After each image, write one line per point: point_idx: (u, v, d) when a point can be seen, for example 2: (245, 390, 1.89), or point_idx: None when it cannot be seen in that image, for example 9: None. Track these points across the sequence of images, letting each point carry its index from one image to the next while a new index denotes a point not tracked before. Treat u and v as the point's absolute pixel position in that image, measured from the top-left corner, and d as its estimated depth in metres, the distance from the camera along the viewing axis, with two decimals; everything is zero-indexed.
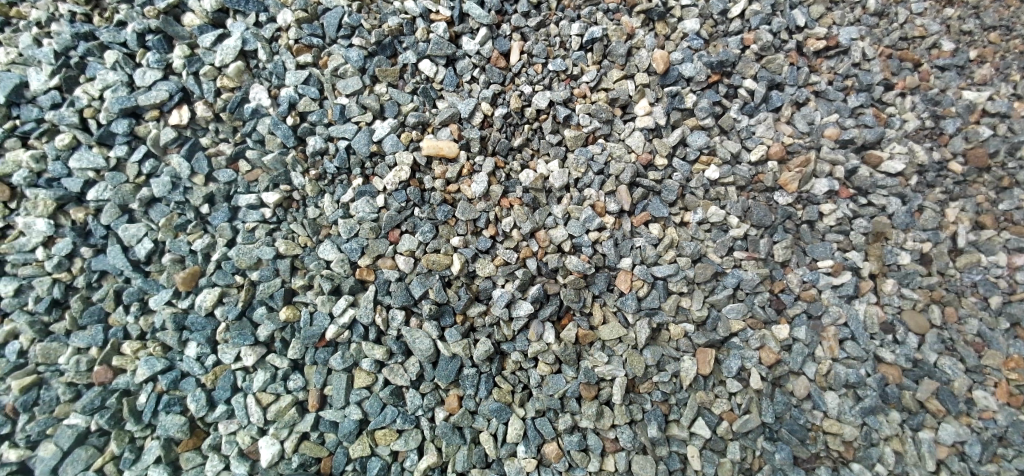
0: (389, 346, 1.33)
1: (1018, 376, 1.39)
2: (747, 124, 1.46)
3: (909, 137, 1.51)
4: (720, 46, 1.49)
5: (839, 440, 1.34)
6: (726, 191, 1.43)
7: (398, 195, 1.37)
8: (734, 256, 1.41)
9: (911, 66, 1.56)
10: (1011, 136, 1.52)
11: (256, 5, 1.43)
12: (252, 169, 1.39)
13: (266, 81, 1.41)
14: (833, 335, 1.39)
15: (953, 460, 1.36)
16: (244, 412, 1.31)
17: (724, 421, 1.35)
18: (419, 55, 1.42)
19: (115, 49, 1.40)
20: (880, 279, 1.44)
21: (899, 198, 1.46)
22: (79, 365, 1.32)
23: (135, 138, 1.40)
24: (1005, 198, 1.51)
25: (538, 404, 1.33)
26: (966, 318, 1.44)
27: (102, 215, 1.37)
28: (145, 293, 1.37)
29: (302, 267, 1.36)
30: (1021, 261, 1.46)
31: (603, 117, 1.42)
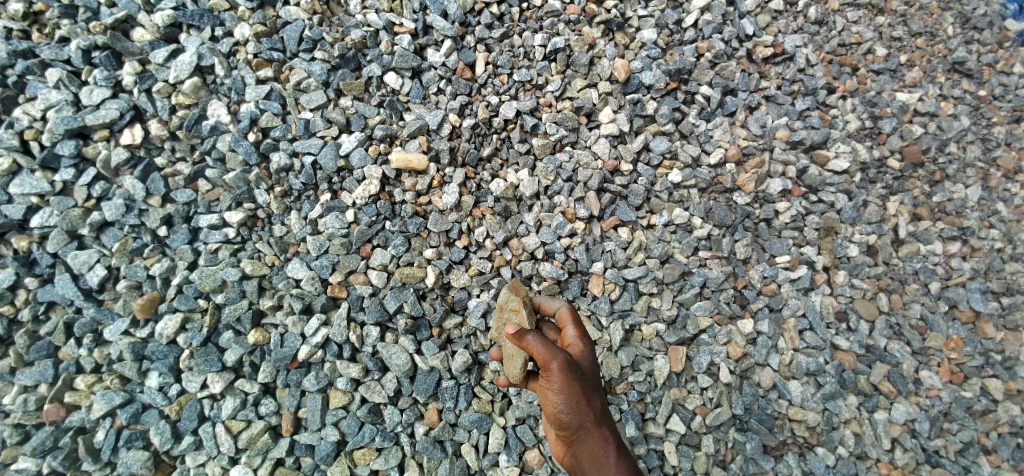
0: (364, 363, 1.30)
1: (957, 355, 1.50)
2: (705, 128, 1.52)
3: (851, 137, 1.60)
4: (676, 54, 1.55)
5: (804, 426, 1.41)
6: (688, 193, 1.48)
7: (368, 209, 1.35)
8: (699, 256, 1.46)
9: (849, 70, 1.66)
10: (940, 134, 1.65)
11: (211, 20, 1.38)
12: (212, 187, 1.34)
13: (224, 97, 1.36)
14: (793, 327, 1.46)
15: (906, 438, 1.43)
16: (213, 442, 1.25)
17: (698, 415, 1.38)
18: (384, 68, 1.42)
19: (58, 66, 1.33)
20: (832, 271, 1.52)
21: (845, 194, 1.55)
22: (28, 405, 1.23)
23: (82, 160, 1.33)
24: (938, 190, 1.62)
25: (518, 411, 1.31)
26: (910, 303, 1.53)
27: (49, 242, 1.29)
28: (99, 323, 1.29)
29: (270, 287, 1.32)
30: (955, 249, 1.58)
31: (569, 125, 1.45)
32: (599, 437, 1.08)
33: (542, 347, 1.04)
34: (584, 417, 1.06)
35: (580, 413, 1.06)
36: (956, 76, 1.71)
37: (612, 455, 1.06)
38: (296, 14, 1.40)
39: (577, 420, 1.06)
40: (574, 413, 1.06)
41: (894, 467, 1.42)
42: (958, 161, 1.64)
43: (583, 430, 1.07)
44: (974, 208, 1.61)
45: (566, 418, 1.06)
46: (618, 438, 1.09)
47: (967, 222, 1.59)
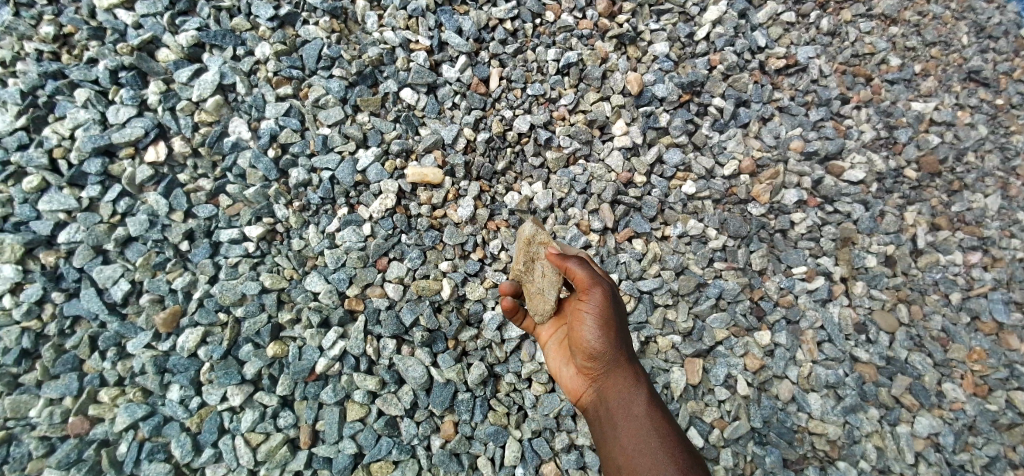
0: (381, 376, 1.31)
1: (980, 367, 1.47)
2: (718, 140, 1.52)
3: (866, 147, 1.60)
4: (689, 67, 1.56)
5: (824, 440, 1.38)
6: (703, 205, 1.48)
7: (385, 222, 1.37)
8: (714, 267, 1.46)
9: (863, 80, 1.65)
10: (957, 143, 1.63)
11: (233, 40, 1.42)
12: (233, 202, 1.37)
13: (245, 115, 1.39)
14: (811, 338, 1.44)
15: (930, 452, 1.40)
16: (233, 455, 1.26)
17: (716, 429, 1.36)
18: (400, 84, 1.44)
19: (86, 87, 1.37)
20: (850, 282, 1.51)
21: (861, 204, 1.54)
22: (53, 417, 1.25)
23: (108, 177, 1.36)
24: (957, 200, 1.60)
25: (534, 424, 1.31)
26: (931, 315, 1.51)
27: (75, 258, 1.32)
28: (122, 337, 1.32)
29: (289, 300, 1.34)
30: (976, 259, 1.56)
31: (582, 138, 1.47)
32: (625, 368, 1.10)
33: (585, 270, 1.10)
34: (616, 347, 1.09)
35: (614, 341, 1.09)
36: (972, 85, 1.70)
37: (636, 387, 1.08)
38: (315, 33, 1.44)
39: (610, 350, 1.09)
40: (609, 341, 1.08)
41: None
42: (976, 170, 1.62)
43: (611, 361, 1.10)
44: (993, 217, 1.59)
45: (601, 347, 1.08)
46: (642, 371, 1.12)
47: (987, 232, 1.57)
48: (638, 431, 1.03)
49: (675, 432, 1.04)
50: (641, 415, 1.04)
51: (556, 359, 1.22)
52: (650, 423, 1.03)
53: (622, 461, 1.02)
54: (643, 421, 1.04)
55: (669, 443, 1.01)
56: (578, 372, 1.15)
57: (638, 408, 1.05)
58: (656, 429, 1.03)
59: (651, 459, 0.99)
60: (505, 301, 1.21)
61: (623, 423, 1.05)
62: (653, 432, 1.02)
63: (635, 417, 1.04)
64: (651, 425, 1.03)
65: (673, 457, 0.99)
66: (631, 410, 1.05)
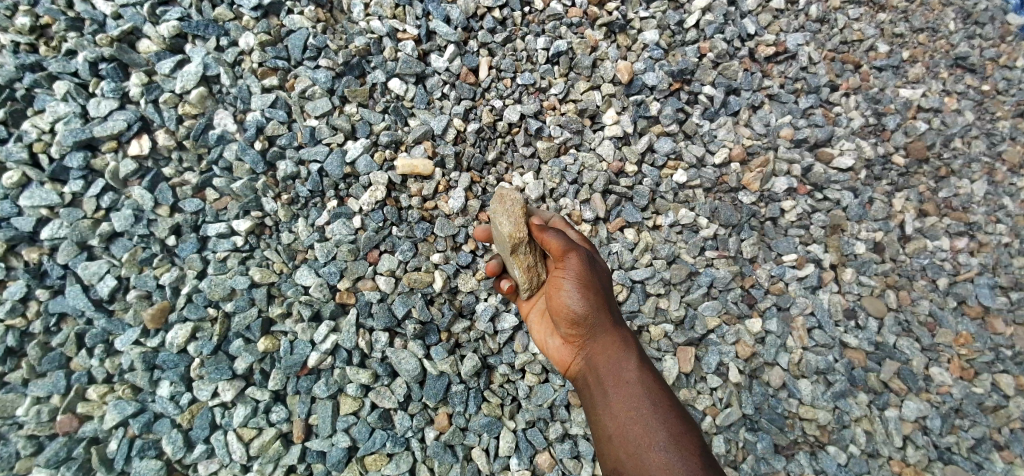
0: (374, 369, 1.30)
1: (966, 351, 1.49)
2: (709, 128, 1.52)
3: (855, 134, 1.60)
4: (679, 55, 1.55)
5: (814, 425, 1.40)
6: (694, 193, 1.48)
7: (375, 215, 1.35)
8: (706, 256, 1.46)
9: (852, 67, 1.66)
10: (944, 129, 1.64)
11: (216, 30, 1.39)
12: (220, 196, 1.35)
13: (230, 106, 1.37)
14: (801, 325, 1.46)
15: (918, 435, 1.43)
16: (225, 450, 1.25)
17: (708, 416, 1.38)
18: (388, 74, 1.42)
19: (65, 79, 1.34)
20: (839, 269, 1.52)
21: (851, 191, 1.55)
22: (40, 416, 1.23)
23: (91, 171, 1.34)
24: (944, 186, 1.61)
25: (528, 414, 1.31)
26: (919, 300, 1.52)
27: (59, 254, 1.30)
28: (109, 334, 1.30)
29: (279, 294, 1.32)
30: (962, 244, 1.58)
31: (573, 128, 1.46)
32: (613, 334, 1.09)
33: (559, 238, 1.09)
34: (600, 313, 1.09)
35: (597, 308, 1.08)
36: (959, 71, 1.71)
37: (625, 351, 1.07)
38: (300, 22, 1.41)
39: (594, 317, 1.08)
40: (592, 307, 1.08)
41: (907, 465, 1.41)
42: (963, 156, 1.64)
43: (597, 328, 1.09)
44: (980, 203, 1.61)
45: (584, 314, 1.08)
46: (631, 336, 1.10)
47: (974, 217, 1.59)
48: (628, 395, 1.01)
49: (667, 396, 1.01)
50: (631, 380, 1.02)
51: (542, 331, 1.21)
52: (640, 386, 1.01)
53: (612, 427, 1.00)
54: (632, 385, 1.02)
55: (661, 406, 0.99)
56: (566, 342, 1.15)
57: (628, 373, 1.03)
58: (647, 392, 1.00)
59: (641, 422, 0.97)
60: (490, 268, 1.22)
61: (612, 388, 1.03)
62: (644, 397, 1.00)
63: (625, 382, 1.02)
64: (642, 389, 1.01)
65: (664, 419, 0.96)
66: (621, 376, 1.03)
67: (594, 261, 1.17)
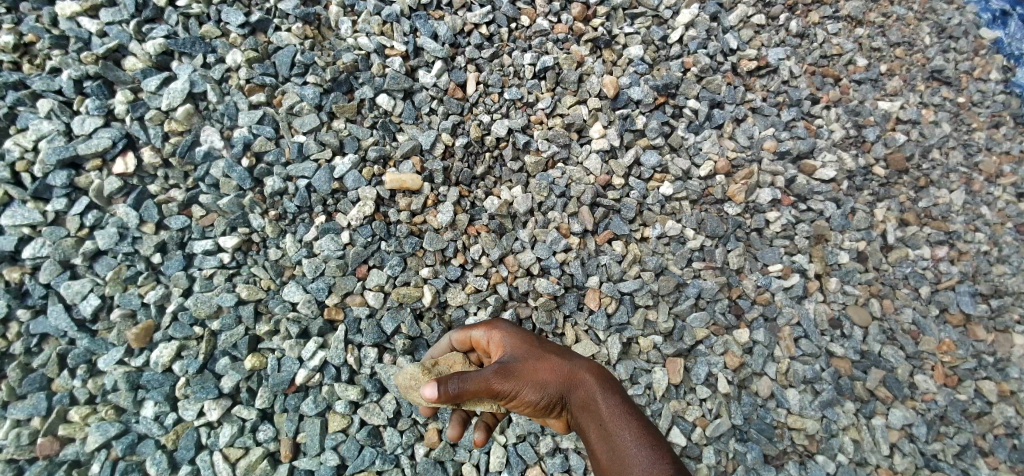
0: (363, 385, 1.29)
1: (950, 359, 1.52)
2: (694, 141, 1.54)
3: (837, 146, 1.63)
4: (663, 69, 1.58)
5: (803, 434, 1.41)
6: (681, 205, 1.50)
7: (363, 230, 1.35)
8: (693, 267, 1.47)
9: (832, 81, 1.69)
10: (923, 140, 1.68)
11: (203, 47, 1.39)
12: (207, 213, 1.34)
13: (217, 123, 1.37)
14: (789, 334, 1.47)
15: (904, 442, 1.45)
16: (212, 471, 1.24)
17: (697, 427, 1.39)
18: (376, 90, 1.43)
19: (49, 97, 1.33)
20: (824, 278, 1.53)
21: (834, 202, 1.58)
22: (20, 439, 1.21)
23: (75, 189, 1.33)
24: (923, 196, 1.65)
25: (519, 429, 1.30)
26: (902, 308, 1.55)
27: (41, 273, 1.28)
28: (92, 354, 1.28)
29: (266, 311, 1.32)
30: (943, 253, 1.61)
31: (560, 142, 1.47)
32: (572, 391, 1.06)
33: (475, 375, 1.00)
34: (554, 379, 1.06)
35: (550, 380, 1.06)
36: (936, 84, 1.75)
37: (589, 398, 1.05)
38: (288, 39, 1.42)
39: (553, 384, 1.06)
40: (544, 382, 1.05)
41: (894, 473, 1.43)
42: (941, 166, 1.67)
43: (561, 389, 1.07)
44: (959, 212, 1.64)
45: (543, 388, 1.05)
46: (594, 373, 1.09)
47: (953, 226, 1.62)
48: (603, 439, 1.00)
49: (641, 424, 1.00)
50: (604, 421, 1.02)
51: None
52: (613, 425, 1.00)
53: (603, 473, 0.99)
54: (607, 427, 1.01)
55: (637, 437, 0.98)
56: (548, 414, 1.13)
57: (599, 415, 1.03)
58: (621, 427, 1.00)
59: (623, 461, 0.96)
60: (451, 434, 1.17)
61: (592, 439, 1.02)
62: (619, 434, 0.99)
63: (599, 425, 1.02)
64: (616, 426, 1.00)
65: (641, 453, 0.96)
66: (595, 422, 1.02)
67: (511, 343, 1.12)
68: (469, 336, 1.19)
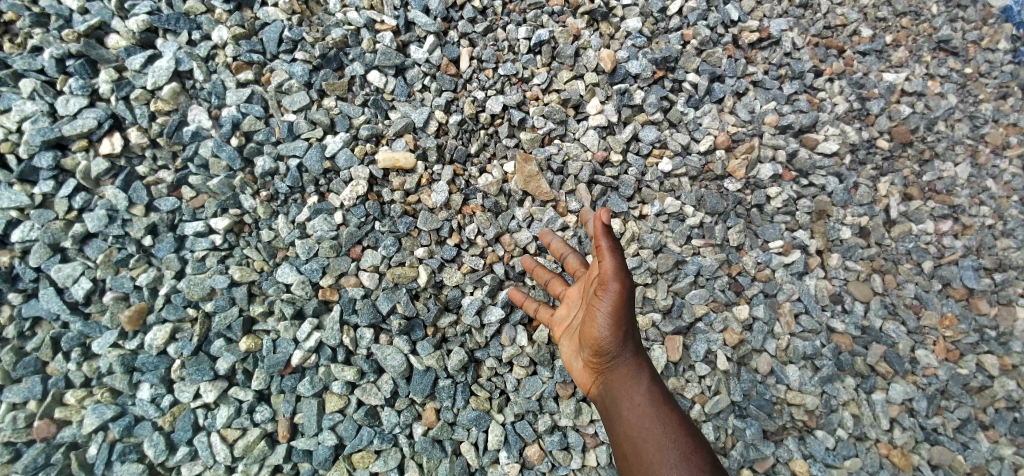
0: (359, 365, 1.29)
1: (952, 333, 1.50)
2: (694, 116, 1.51)
3: (840, 119, 1.60)
4: (662, 43, 1.53)
5: (802, 410, 1.41)
6: (680, 182, 1.47)
7: (357, 210, 1.33)
8: (692, 244, 1.45)
9: (836, 52, 1.65)
10: (928, 112, 1.64)
11: (187, 23, 1.35)
12: (197, 194, 1.32)
13: (204, 102, 1.34)
14: (789, 311, 1.46)
15: (904, 417, 1.44)
16: (209, 452, 1.24)
17: (696, 404, 1.38)
18: (367, 66, 1.39)
19: (31, 77, 1.31)
20: (825, 255, 1.51)
21: (836, 177, 1.55)
22: (16, 422, 1.21)
23: (61, 171, 1.31)
24: (928, 170, 1.61)
25: (516, 407, 1.30)
26: (904, 283, 1.53)
27: (30, 256, 1.27)
28: (86, 337, 1.27)
29: (260, 293, 1.30)
30: (947, 227, 1.58)
31: (557, 118, 1.44)
32: (628, 362, 1.12)
33: (626, 278, 1.03)
34: (619, 342, 1.09)
35: (615, 338, 1.08)
36: (942, 55, 1.70)
37: (638, 375, 1.12)
38: (274, 14, 1.38)
39: (614, 345, 1.09)
40: (609, 336, 1.08)
41: (893, 447, 1.43)
42: (946, 139, 1.64)
43: (616, 356, 1.11)
44: (964, 185, 1.61)
45: (606, 343, 1.09)
46: (645, 357, 1.15)
47: (958, 200, 1.59)
48: (640, 418, 1.08)
49: (678, 416, 1.08)
50: (644, 403, 1.09)
51: (565, 351, 1.23)
52: (653, 411, 1.08)
53: (628, 447, 1.08)
54: (646, 409, 1.08)
55: (671, 426, 1.06)
56: (587, 365, 1.17)
57: (641, 395, 1.10)
58: (659, 414, 1.08)
59: (655, 440, 1.04)
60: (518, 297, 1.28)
61: (628, 414, 1.09)
62: (656, 420, 1.07)
63: (639, 404, 1.09)
64: (654, 413, 1.08)
65: (675, 440, 1.04)
66: (635, 400, 1.10)
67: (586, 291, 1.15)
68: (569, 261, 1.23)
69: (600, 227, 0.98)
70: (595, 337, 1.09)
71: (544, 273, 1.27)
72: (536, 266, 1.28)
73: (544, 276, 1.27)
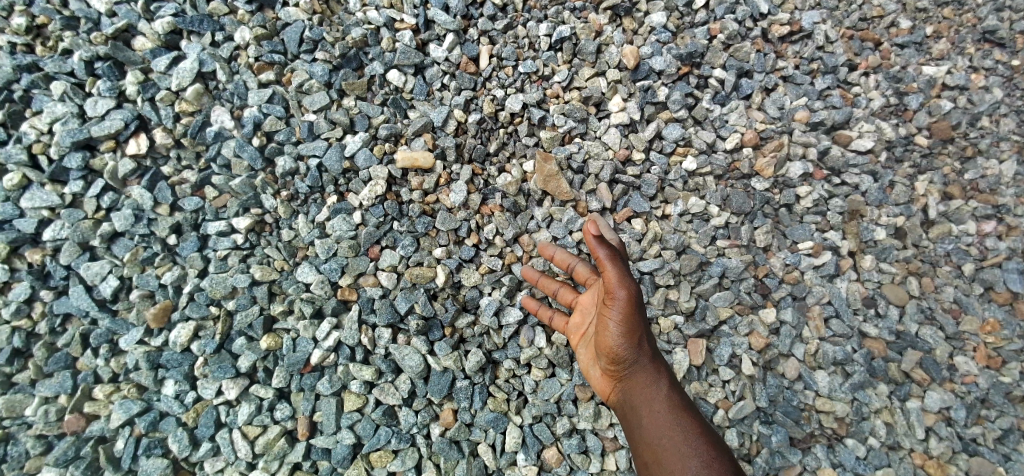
0: (377, 365, 1.29)
1: (994, 339, 1.43)
2: (720, 113, 1.46)
3: (875, 115, 1.53)
4: (688, 37, 1.48)
5: (832, 417, 1.36)
6: (704, 181, 1.43)
7: (375, 209, 1.32)
8: (717, 245, 1.41)
9: (872, 45, 1.57)
10: (970, 107, 1.55)
11: (211, 25, 1.37)
12: (219, 194, 1.34)
13: (227, 103, 1.36)
14: (818, 314, 1.41)
15: (941, 426, 1.38)
16: (231, 448, 1.26)
17: (720, 409, 1.34)
18: (386, 65, 1.39)
19: (62, 79, 1.34)
20: (858, 256, 1.45)
21: (871, 175, 1.48)
22: (48, 416, 1.26)
23: (90, 171, 1.34)
24: (970, 167, 1.53)
25: (534, 410, 1.28)
26: (943, 287, 1.46)
27: (61, 255, 1.31)
28: (114, 333, 1.31)
29: (280, 292, 1.32)
30: (989, 228, 1.49)
31: (577, 116, 1.41)
32: (644, 369, 1.13)
33: (630, 284, 1.06)
34: (634, 348, 1.09)
35: (629, 344, 1.08)
36: (988, 46, 1.60)
37: (656, 381, 1.12)
38: (295, 14, 1.38)
39: (629, 352, 1.10)
40: (623, 343, 1.08)
41: (929, 457, 1.37)
42: (991, 135, 1.55)
43: (632, 363, 1.11)
44: (1010, 184, 1.52)
45: (621, 351, 1.09)
46: (662, 363, 1.15)
47: (1002, 200, 1.51)
48: (660, 425, 1.08)
49: (697, 422, 1.09)
50: (663, 410, 1.09)
51: (580, 360, 1.22)
52: (673, 418, 1.08)
53: (648, 455, 1.08)
54: (665, 416, 1.09)
55: (691, 433, 1.07)
56: (602, 374, 1.17)
57: (659, 401, 1.10)
58: (678, 421, 1.08)
59: (675, 448, 1.05)
60: (530, 305, 1.27)
61: (647, 421, 1.10)
62: (675, 427, 1.07)
63: (658, 411, 1.10)
64: (674, 419, 1.08)
65: (696, 448, 1.04)
66: (654, 407, 1.10)
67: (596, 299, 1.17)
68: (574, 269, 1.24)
69: (592, 238, 1.04)
70: (609, 345, 1.09)
71: (551, 283, 1.26)
72: (541, 277, 1.27)
73: (551, 286, 1.26)
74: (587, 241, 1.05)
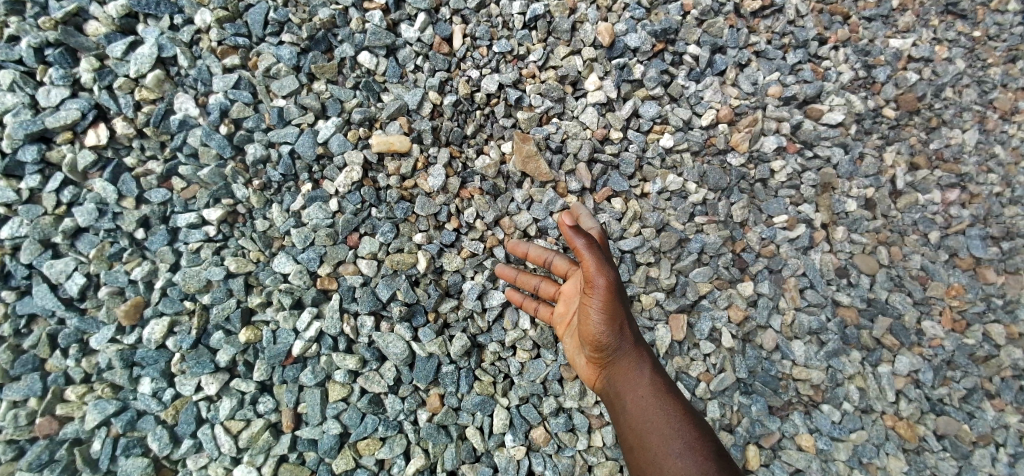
0: (361, 354, 1.27)
1: (958, 303, 1.48)
2: (695, 90, 1.45)
3: (845, 89, 1.55)
4: (662, 14, 1.46)
5: (808, 385, 1.41)
6: (682, 158, 1.43)
7: (352, 197, 1.30)
8: (696, 222, 1.42)
9: (840, 19, 1.57)
10: (935, 79, 1.58)
11: (168, 7, 1.31)
12: (187, 185, 1.30)
13: (191, 89, 1.31)
14: (793, 286, 1.44)
15: (910, 389, 1.43)
16: (213, 444, 1.24)
17: (702, 382, 1.37)
18: (356, 47, 1.35)
19: (10, 67, 1.27)
20: (831, 228, 1.48)
21: (841, 147, 1.51)
22: (18, 420, 1.22)
23: (47, 165, 1.28)
24: (934, 137, 1.57)
25: (520, 391, 1.29)
26: (910, 255, 1.50)
27: (22, 253, 1.26)
28: (83, 333, 1.27)
29: (257, 284, 1.29)
30: (954, 196, 1.54)
31: (554, 96, 1.39)
32: (628, 354, 1.14)
33: (610, 272, 1.06)
34: (616, 334, 1.11)
35: (611, 331, 1.10)
36: (951, 18, 1.63)
37: (640, 366, 1.14)
38: None
39: (612, 339, 1.11)
40: (605, 331, 1.10)
41: (899, 419, 1.42)
42: (954, 105, 1.59)
43: (616, 349, 1.13)
44: (972, 153, 1.57)
45: (603, 339, 1.11)
46: (645, 346, 1.16)
47: (965, 168, 1.55)
48: (645, 409, 1.10)
49: (680, 405, 1.11)
50: (647, 395, 1.11)
51: (567, 349, 1.24)
52: (656, 403, 1.10)
53: (633, 440, 1.10)
54: (649, 401, 1.10)
55: (674, 415, 1.09)
56: (588, 362, 1.19)
57: (643, 386, 1.12)
58: (662, 405, 1.10)
59: (659, 433, 1.07)
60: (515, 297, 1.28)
61: (631, 406, 1.11)
62: (659, 411, 1.09)
63: (642, 396, 1.11)
64: (657, 403, 1.10)
65: (679, 430, 1.06)
66: (638, 393, 1.11)
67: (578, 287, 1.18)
68: (552, 261, 1.24)
69: (568, 229, 1.04)
70: (592, 333, 1.10)
71: (530, 279, 1.26)
72: (519, 274, 1.27)
73: (530, 281, 1.26)
74: (563, 232, 1.05)
